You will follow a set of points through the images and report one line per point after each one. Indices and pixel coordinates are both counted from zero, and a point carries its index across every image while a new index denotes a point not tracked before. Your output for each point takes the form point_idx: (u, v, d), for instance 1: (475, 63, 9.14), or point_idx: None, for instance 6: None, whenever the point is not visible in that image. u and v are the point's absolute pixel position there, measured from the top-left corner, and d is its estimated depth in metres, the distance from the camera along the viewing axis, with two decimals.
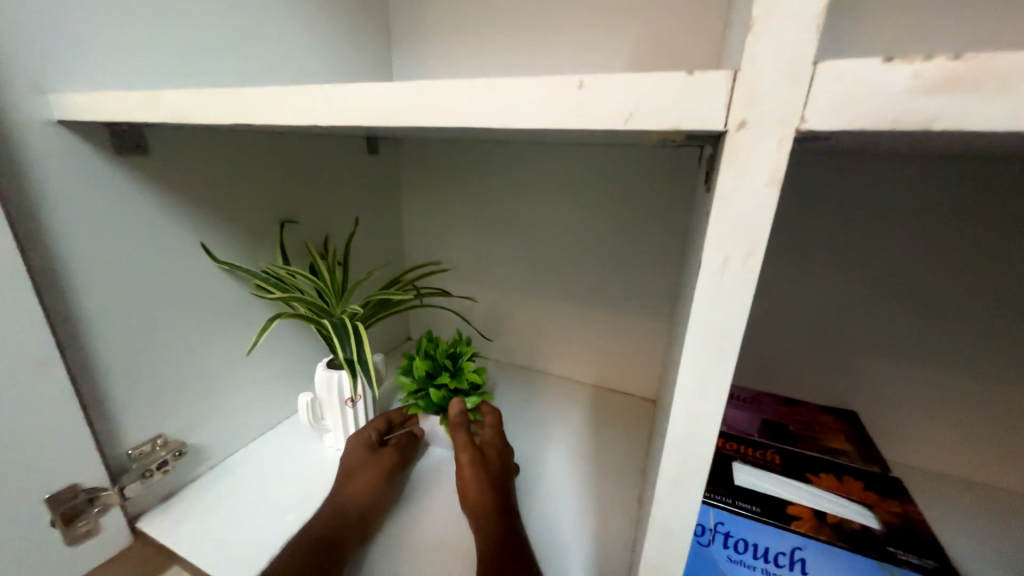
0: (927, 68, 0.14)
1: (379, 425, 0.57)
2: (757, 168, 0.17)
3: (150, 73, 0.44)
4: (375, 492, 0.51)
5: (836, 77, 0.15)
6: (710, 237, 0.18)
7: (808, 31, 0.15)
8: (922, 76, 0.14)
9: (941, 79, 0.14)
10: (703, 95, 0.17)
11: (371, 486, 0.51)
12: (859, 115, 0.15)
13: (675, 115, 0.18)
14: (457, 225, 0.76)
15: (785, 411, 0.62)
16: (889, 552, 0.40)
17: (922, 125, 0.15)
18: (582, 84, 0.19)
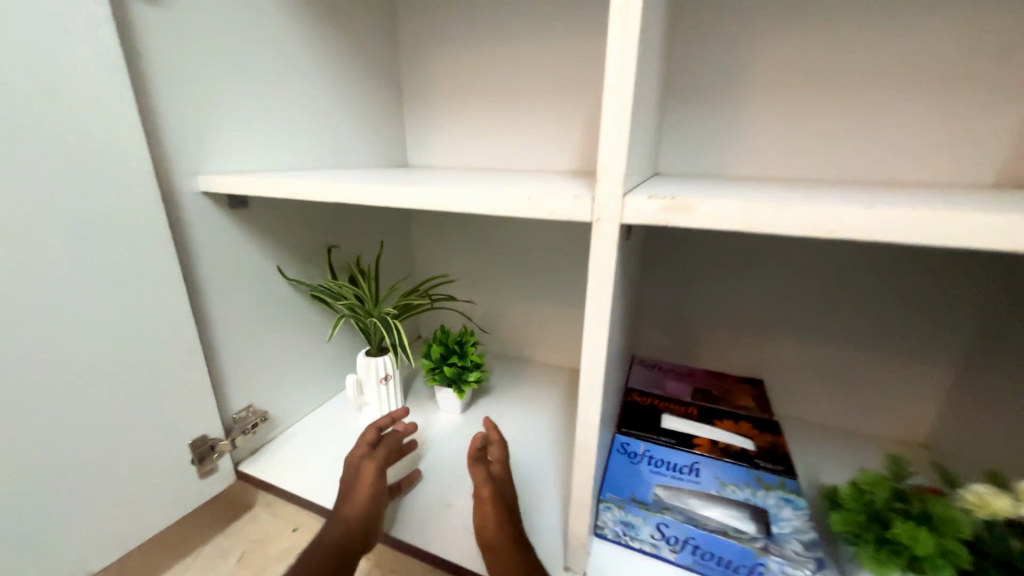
0: (661, 203, 0.36)
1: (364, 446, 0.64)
2: (606, 239, 0.38)
3: (247, 154, 0.65)
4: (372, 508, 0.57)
5: (632, 203, 0.37)
6: (592, 268, 0.39)
7: (618, 183, 0.36)
8: (661, 205, 0.36)
9: (667, 207, 0.36)
10: (582, 204, 0.38)
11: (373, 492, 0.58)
12: (644, 217, 0.37)
13: (571, 215, 0.39)
14: (459, 245, 0.97)
15: (710, 380, 0.83)
16: (755, 462, 0.61)
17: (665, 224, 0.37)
18: (529, 199, 0.41)
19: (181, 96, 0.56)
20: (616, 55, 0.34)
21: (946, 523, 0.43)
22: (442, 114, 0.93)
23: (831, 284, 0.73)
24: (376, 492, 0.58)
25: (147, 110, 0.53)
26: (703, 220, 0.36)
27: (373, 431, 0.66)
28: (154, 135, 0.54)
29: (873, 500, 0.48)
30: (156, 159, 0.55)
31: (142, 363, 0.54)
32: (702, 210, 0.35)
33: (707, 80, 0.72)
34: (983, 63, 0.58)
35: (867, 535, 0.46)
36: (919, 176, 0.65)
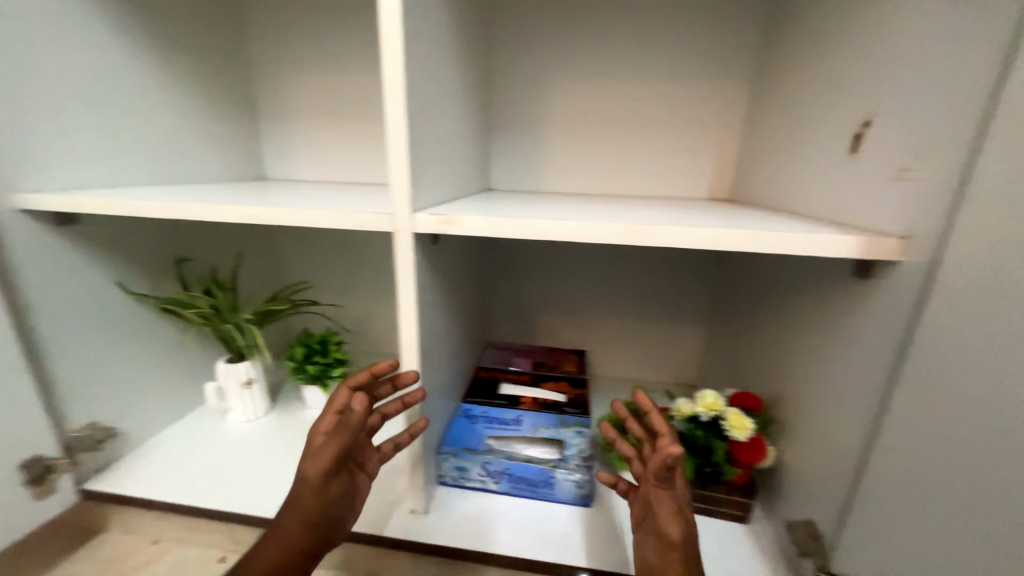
0: (436, 218, 0.50)
1: (327, 427, 0.51)
2: (404, 244, 0.52)
3: (75, 170, 0.66)
4: (327, 499, 0.51)
5: (418, 218, 0.51)
6: (399, 266, 0.53)
7: (405, 203, 0.50)
8: (436, 220, 0.50)
9: (440, 221, 0.50)
10: (382, 219, 0.51)
11: (325, 480, 0.51)
12: (425, 228, 0.51)
13: (376, 227, 0.52)
14: (321, 257, 1.01)
15: (546, 353, 1.02)
16: (561, 408, 0.81)
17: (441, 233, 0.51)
18: (341, 214, 0.53)
19: None
20: (392, 110, 0.47)
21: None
22: (296, 129, 0.99)
23: (621, 271, 0.96)
24: (326, 494, 0.51)
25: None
26: (468, 230, 0.51)
27: (339, 402, 0.51)
28: None
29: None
30: None
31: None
32: (464, 223, 0.50)
33: (519, 113, 0.91)
34: (692, 116, 0.86)
35: (617, 443, 0.68)
36: (666, 192, 0.91)
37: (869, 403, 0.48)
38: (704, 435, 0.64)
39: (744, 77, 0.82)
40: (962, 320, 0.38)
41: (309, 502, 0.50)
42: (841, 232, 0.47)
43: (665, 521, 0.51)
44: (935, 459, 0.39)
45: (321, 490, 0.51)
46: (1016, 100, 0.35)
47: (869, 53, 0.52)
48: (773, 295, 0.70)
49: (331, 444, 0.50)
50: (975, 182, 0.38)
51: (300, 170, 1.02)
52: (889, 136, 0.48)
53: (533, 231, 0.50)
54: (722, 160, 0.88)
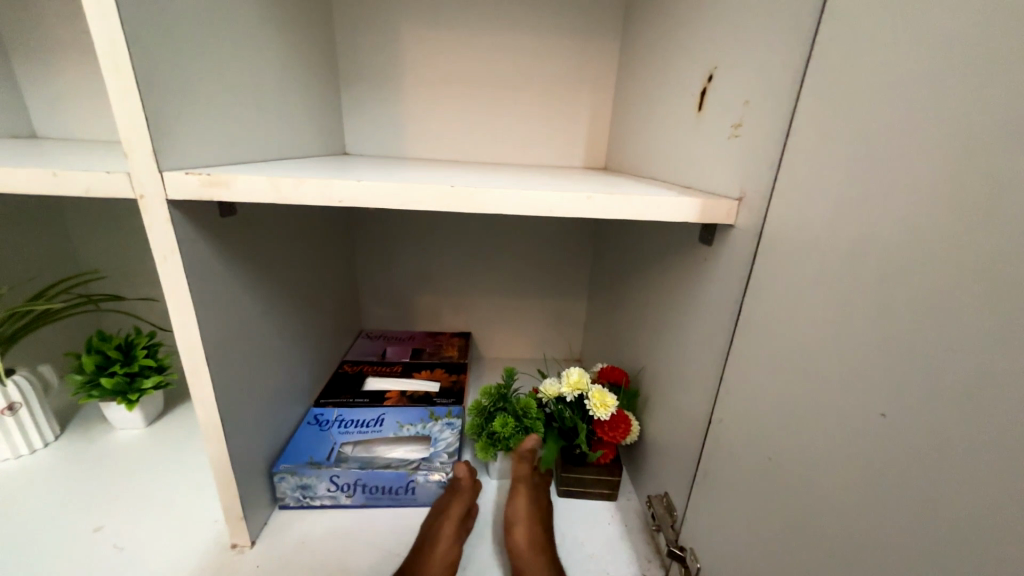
0: (197, 178, 0.38)
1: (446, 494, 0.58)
2: (157, 213, 0.38)
3: None
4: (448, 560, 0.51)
5: (171, 178, 0.38)
6: (154, 244, 0.39)
7: (150, 158, 0.37)
8: (199, 180, 0.38)
9: (205, 181, 0.38)
10: (117, 180, 0.38)
11: (452, 539, 0.52)
12: (184, 192, 0.38)
13: (113, 190, 0.38)
14: (130, 238, 0.80)
15: (426, 339, 0.94)
16: (432, 399, 0.73)
17: (210, 199, 0.39)
18: (54, 174, 0.38)
19: None
20: (99, 21, 0.33)
21: (525, 408, 0.61)
22: (68, 67, 0.74)
23: (501, 246, 0.90)
24: (451, 554, 0.51)
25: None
26: (249, 194, 0.40)
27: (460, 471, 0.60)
28: None
29: (488, 406, 0.63)
30: None
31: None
32: (238, 183, 0.39)
33: (373, 63, 0.78)
34: (562, 76, 0.80)
35: (483, 430, 0.62)
36: (540, 159, 0.85)
37: (710, 374, 0.47)
38: (571, 416, 0.61)
39: (611, 34, 0.78)
40: (781, 288, 0.36)
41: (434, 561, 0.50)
42: (682, 195, 0.44)
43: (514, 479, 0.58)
44: (758, 430, 0.38)
45: (448, 549, 0.52)
46: (831, 45, 0.32)
47: (713, 3, 0.49)
48: (638, 264, 0.68)
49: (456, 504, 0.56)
50: (795, 139, 0.35)
51: (84, 125, 0.77)
52: (728, 92, 0.45)
53: (332, 195, 0.41)
54: (596, 125, 0.84)
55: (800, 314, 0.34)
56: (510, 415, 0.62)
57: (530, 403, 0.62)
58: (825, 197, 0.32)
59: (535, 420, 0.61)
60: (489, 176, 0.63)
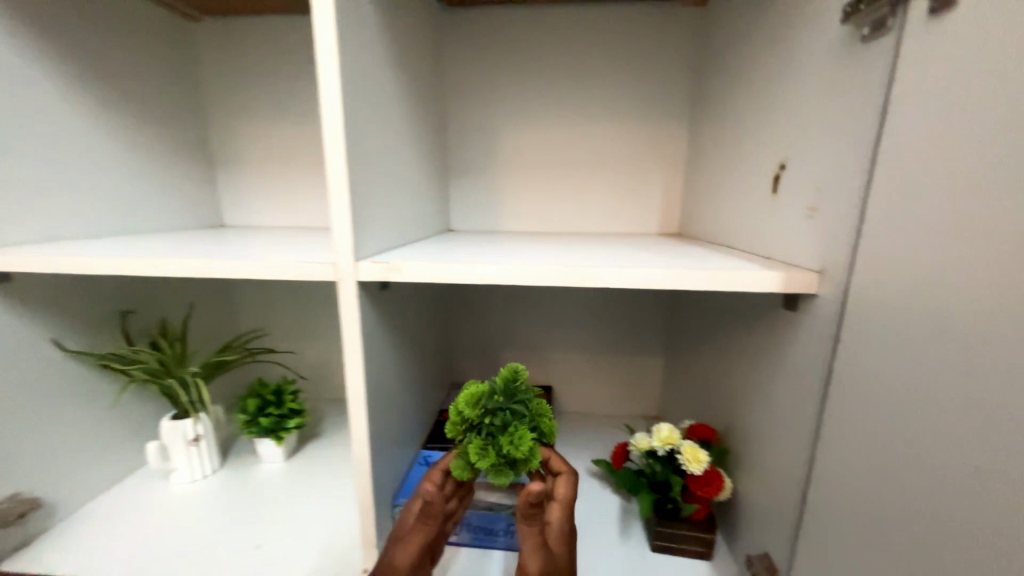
0: (381, 266, 0.51)
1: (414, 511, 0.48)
2: (349, 292, 0.52)
3: (10, 227, 0.64)
4: None
5: (363, 267, 0.51)
6: (344, 315, 0.52)
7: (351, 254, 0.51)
8: (382, 267, 0.51)
9: (386, 268, 0.51)
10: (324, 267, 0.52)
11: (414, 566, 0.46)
12: (369, 276, 0.51)
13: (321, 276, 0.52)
14: (280, 302, 0.99)
15: None
16: None
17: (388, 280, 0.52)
18: (283, 266, 0.54)
19: None
20: (332, 162, 0.48)
21: (516, 440, 0.45)
22: (251, 175, 0.99)
23: (580, 306, 0.98)
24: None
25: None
26: (415, 276, 0.52)
27: (431, 492, 0.46)
28: None
29: (471, 419, 0.47)
30: None
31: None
32: (405, 268, 0.52)
33: (475, 156, 0.94)
34: (635, 159, 0.91)
35: (461, 445, 0.48)
36: (617, 226, 0.95)
37: (804, 432, 0.49)
38: (662, 470, 0.65)
39: (679, 118, 0.89)
40: (869, 354, 0.40)
41: None
42: (766, 269, 0.50)
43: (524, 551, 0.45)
44: (860, 489, 0.41)
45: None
46: (887, 150, 0.39)
47: (777, 106, 0.57)
48: (719, 324, 0.72)
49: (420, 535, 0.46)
50: (869, 225, 0.41)
51: (256, 214, 1.01)
52: (800, 180, 0.52)
53: (473, 275, 0.53)
54: (669, 195, 0.93)
55: (889, 378, 0.38)
56: (493, 440, 0.46)
57: (524, 433, 0.46)
58: (901, 276, 0.37)
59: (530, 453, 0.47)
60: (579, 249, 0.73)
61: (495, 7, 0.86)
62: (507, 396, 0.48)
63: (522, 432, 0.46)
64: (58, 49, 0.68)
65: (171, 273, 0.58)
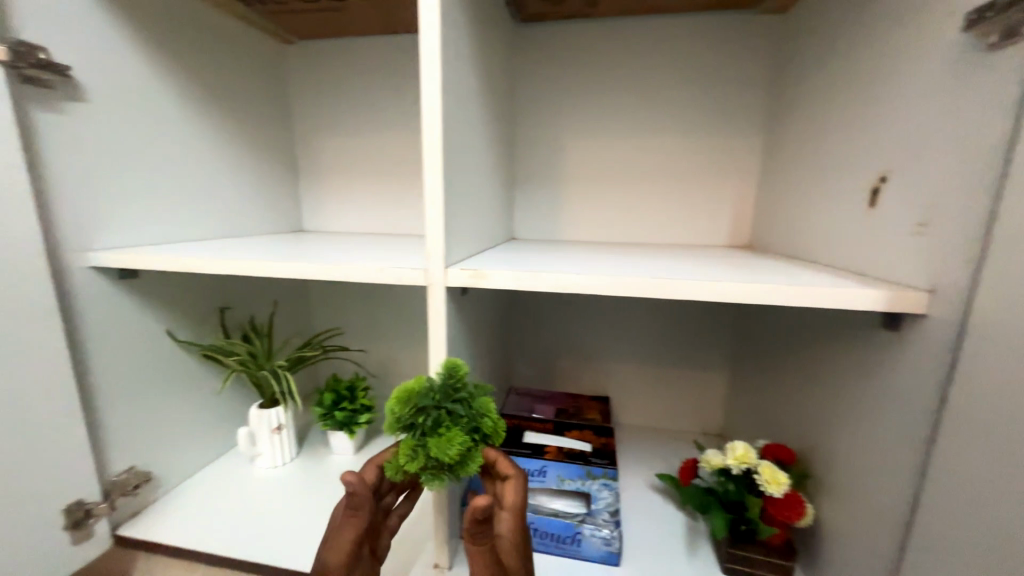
0: (469, 273, 0.54)
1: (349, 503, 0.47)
2: (437, 296, 0.55)
3: (140, 228, 0.72)
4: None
5: (452, 273, 0.54)
6: (431, 317, 0.55)
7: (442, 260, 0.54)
8: (470, 274, 0.54)
9: (473, 275, 0.54)
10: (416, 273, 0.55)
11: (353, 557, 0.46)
12: (457, 281, 0.54)
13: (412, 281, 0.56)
14: (352, 303, 1.06)
15: (568, 400, 1.01)
16: (589, 458, 0.80)
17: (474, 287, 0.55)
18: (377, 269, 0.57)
19: (87, 189, 0.64)
20: (429, 175, 0.52)
21: (446, 441, 0.45)
22: (330, 184, 1.06)
23: (641, 317, 0.97)
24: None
25: (35, 188, 0.58)
26: (500, 284, 0.54)
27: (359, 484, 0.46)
28: (56, 225, 0.61)
29: (404, 418, 0.48)
30: (58, 245, 0.61)
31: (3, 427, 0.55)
32: (493, 276, 0.54)
33: (540, 166, 0.96)
34: (705, 169, 0.90)
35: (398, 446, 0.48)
36: (683, 237, 0.94)
37: (909, 460, 0.46)
38: (737, 490, 0.63)
39: (752, 129, 0.87)
40: (997, 379, 0.38)
41: None
42: (865, 286, 0.48)
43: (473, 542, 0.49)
44: (987, 525, 0.37)
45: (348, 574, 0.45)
46: (1020, 163, 0.37)
47: (875, 117, 0.55)
48: (798, 341, 0.70)
49: (354, 528, 0.46)
50: (996, 242, 0.38)
51: (332, 220, 1.08)
52: (904, 193, 0.50)
53: (556, 284, 0.54)
54: (739, 206, 0.91)
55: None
56: (423, 438, 0.47)
57: (452, 435, 0.45)
58: None
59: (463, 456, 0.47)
60: (650, 262, 0.73)
61: (567, 22, 0.89)
62: (444, 397, 0.49)
63: (453, 433, 0.46)
64: (183, 73, 0.77)
65: (274, 273, 0.64)
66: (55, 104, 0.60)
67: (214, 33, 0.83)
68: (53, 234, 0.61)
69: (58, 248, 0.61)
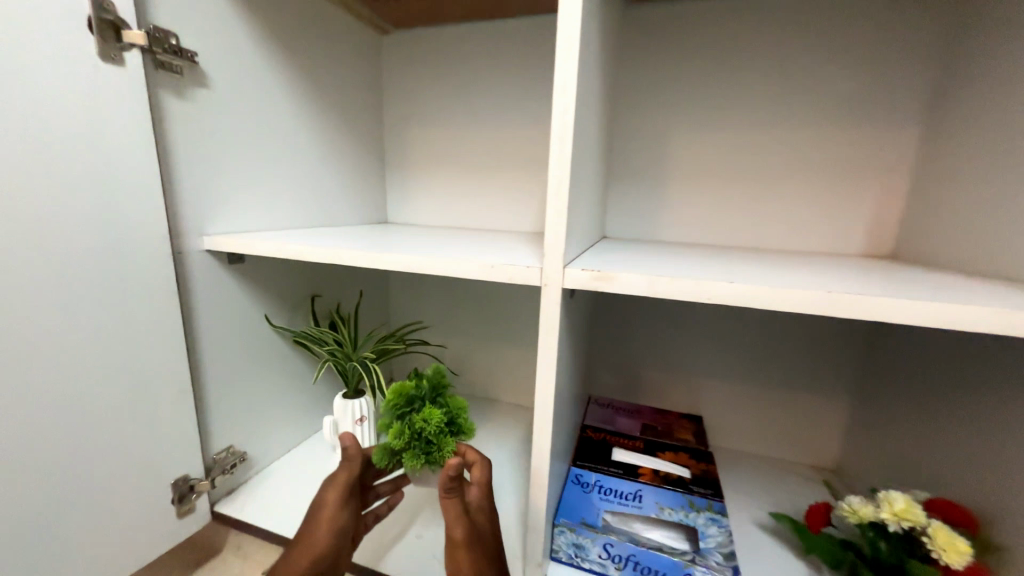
0: (592, 274, 0.49)
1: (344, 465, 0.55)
2: (553, 299, 0.50)
3: (247, 213, 0.73)
4: (334, 526, 0.53)
5: (571, 273, 0.50)
6: (544, 320, 0.51)
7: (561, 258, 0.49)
8: (592, 276, 0.49)
9: (596, 277, 0.49)
10: (532, 272, 0.51)
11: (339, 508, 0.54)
12: (577, 283, 0.49)
13: (526, 280, 0.52)
14: (432, 296, 1.04)
15: (656, 417, 0.92)
16: (689, 487, 0.71)
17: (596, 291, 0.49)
18: (489, 267, 0.53)
19: (206, 174, 0.66)
20: (556, 165, 0.48)
21: (426, 418, 0.52)
22: (416, 175, 1.05)
23: (747, 331, 0.86)
24: (336, 526, 0.54)
25: (163, 171, 0.60)
26: (627, 288, 0.48)
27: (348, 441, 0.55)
28: (177, 208, 0.62)
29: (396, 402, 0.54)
30: (176, 226, 0.63)
31: (125, 401, 0.58)
32: (620, 279, 0.48)
33: (641, 159, 0.88)
34: (841, 163, 0.77)
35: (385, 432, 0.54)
36: (808, 243, 0.81)
37: None
38: (890, 549, 0.52)
39: (908, 116, 0.73)
40: None
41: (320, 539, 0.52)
42: None
43: (450, 524, 0.50)
44: None
45: (335, 522, 0.54)
46: None
47: None
48: (973, 374, 0.57)
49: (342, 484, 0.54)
50: None
51: (416, 212, 1.07)
52: None
53: (694, 291, 0.47)
54: (884, 210, 0.77)
55: None
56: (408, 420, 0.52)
57: (432, 412, 0.52)
58: None
59: (441, 435, 0.52)
60: (782, 270, 0.63)
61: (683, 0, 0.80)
62: (431, 393, 0.56)
63: (432, 412, 0.52)
64: (291, 60, 0.78)
65: (375, 264, 0.62)
66: (182, 90, 0.61)
67: (321, 23, 0.83)
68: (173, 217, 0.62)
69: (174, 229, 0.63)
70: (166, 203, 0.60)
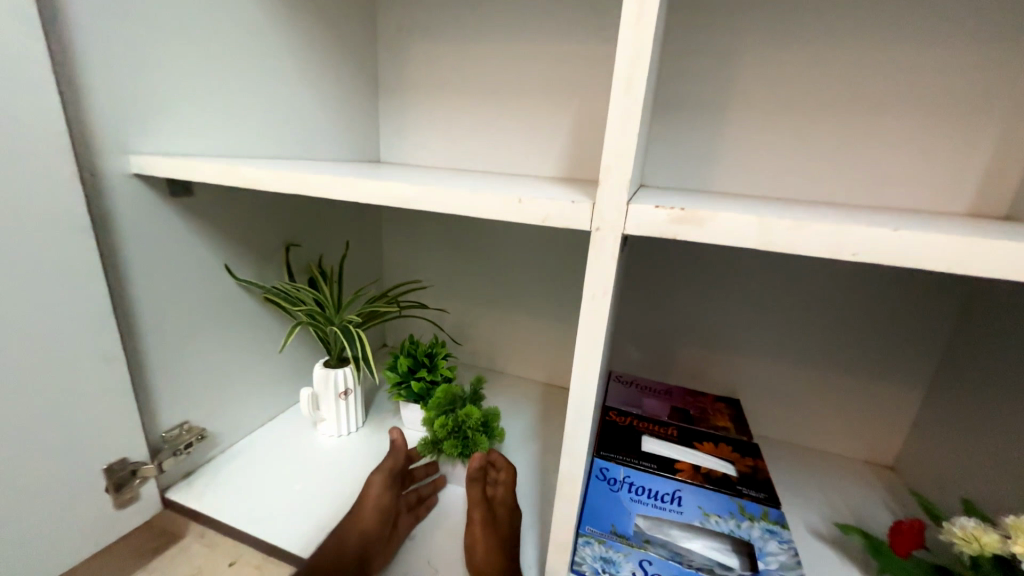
0: (670, 213, 0.34)
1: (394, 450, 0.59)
2: (608, 246, 0.36)
3: (195, 130, 0.57)
4: (377, 505, 0.53)
5: (637, 212, 0.35)
6: (592, 276, 0.36)
7: (624, 186, 0.35)
8: (670, 216, 0.35)
9: (676, 217, 0.34)
10: (580, 210, 0.36)
11: (385, 490, 0.54)
12: (646, 225, 0.35)
13: (571, 221, 0.37)
14: (433, 251, 0.89)
15: (689, 399, 0.79)
16: (738, 489, 0.59)
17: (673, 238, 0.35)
18: (519, 201, 0.38)
19: (127, 70, 0.49)
20: (625, 45, 0.33)
21: (469, 415, 0.59)
22: (416, 106, 0.87)
23: (808, 303, 0.73)
24: (380, 506, 0.53)
25: (56, 57, 0.44)
26: (719, 234, 0.34)
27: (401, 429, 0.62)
28: (85, 113, 0.46)
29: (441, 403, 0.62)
30: (84, 138, 0.47)
31: (19, 366, 0.44)
32: (711, 221, 0.34)
33: (695, 89, 0.71)
34: (960, 97, 0.60)
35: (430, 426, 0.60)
36: (899, 199, 0.66)
37: None
38: None
39: None
40: None
41: (364, 515, 0.52)
42: None
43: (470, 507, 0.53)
44: None
45: (379, 502, 0.53)
46: None
47: None
48: None
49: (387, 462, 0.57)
50: None
51: (415, 150, 0.89)
52: None
53: (821, 241, 0.32)
54: (1002, 158, 0.61)
55: None
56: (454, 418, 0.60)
57: (473, 410, 0.60)
58: None
59: (477, 432, 0.59)
60: None
61: None
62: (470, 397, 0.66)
63: (472, 410, 0.60)
64: None
65: (360, 197, 0.46)
66: None
67: None
68: (78, 125, 0.46)
69: (82, 142, 0.47)
70: (65, 103, 0.44)
